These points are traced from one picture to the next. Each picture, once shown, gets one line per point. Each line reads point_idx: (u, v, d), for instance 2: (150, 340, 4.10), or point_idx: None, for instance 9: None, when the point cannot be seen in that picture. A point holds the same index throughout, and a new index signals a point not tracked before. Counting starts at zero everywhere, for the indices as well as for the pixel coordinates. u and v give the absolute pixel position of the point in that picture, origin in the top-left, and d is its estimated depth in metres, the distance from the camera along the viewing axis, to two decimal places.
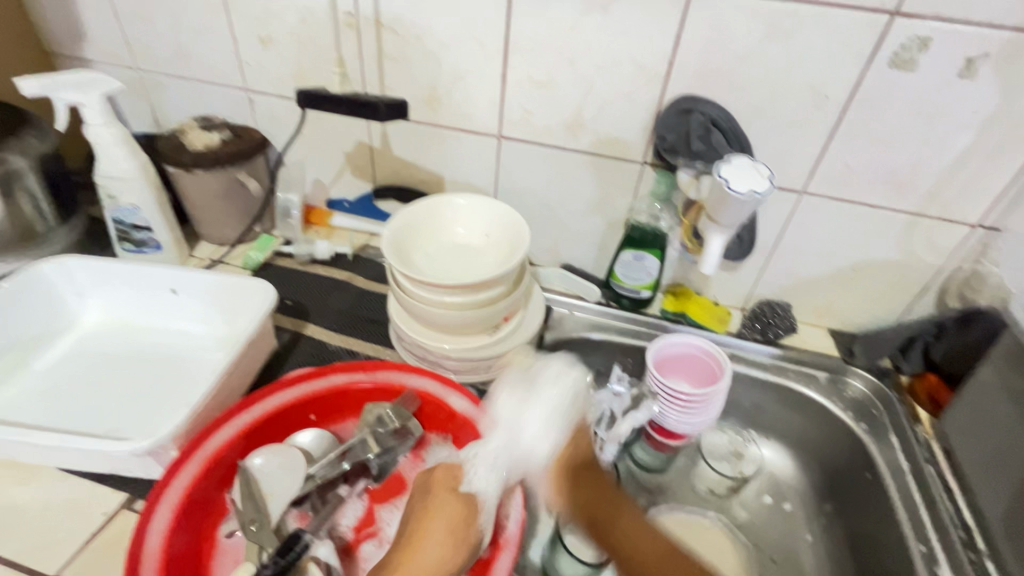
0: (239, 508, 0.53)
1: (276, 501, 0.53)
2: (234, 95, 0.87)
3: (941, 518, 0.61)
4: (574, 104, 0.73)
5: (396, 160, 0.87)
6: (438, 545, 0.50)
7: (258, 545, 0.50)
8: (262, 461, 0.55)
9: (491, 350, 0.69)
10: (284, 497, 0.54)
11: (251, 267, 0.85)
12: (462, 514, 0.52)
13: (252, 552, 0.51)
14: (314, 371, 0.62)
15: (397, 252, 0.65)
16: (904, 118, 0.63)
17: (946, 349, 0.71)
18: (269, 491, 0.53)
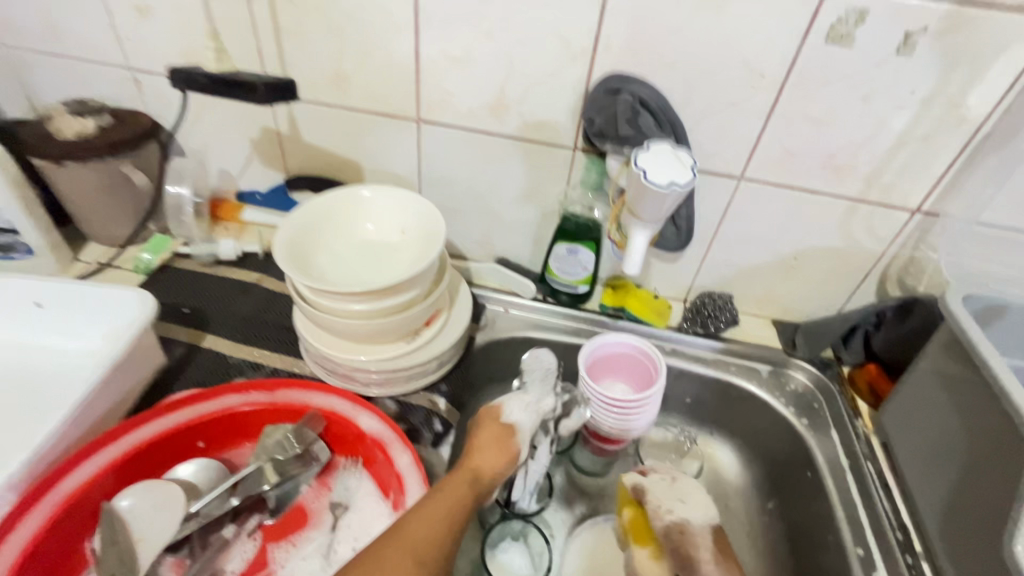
0: (101, 559, 0.46)
1: (146, 547, 0.46)
2: (115, 74, 0.76)
3: (877, 517, 0.59)
4: (496, 84, 0.66)
5: (308, 148, 0.78)
6: (500, 452, 0.54)
7: None
8: (130, 503, 0.48)
9: (411, 358, 0.63)
10: (155, 543, 0.47)
11: (145, 271, 0.75)
12: (508, 436, 0.55)
13: None
14: (200, 394, 0.55)
15: (295, 254, 0.57)
16: (843, 97, 0.59)
17: (887, 340, 0.69)
18: (137, 534, 0.46)
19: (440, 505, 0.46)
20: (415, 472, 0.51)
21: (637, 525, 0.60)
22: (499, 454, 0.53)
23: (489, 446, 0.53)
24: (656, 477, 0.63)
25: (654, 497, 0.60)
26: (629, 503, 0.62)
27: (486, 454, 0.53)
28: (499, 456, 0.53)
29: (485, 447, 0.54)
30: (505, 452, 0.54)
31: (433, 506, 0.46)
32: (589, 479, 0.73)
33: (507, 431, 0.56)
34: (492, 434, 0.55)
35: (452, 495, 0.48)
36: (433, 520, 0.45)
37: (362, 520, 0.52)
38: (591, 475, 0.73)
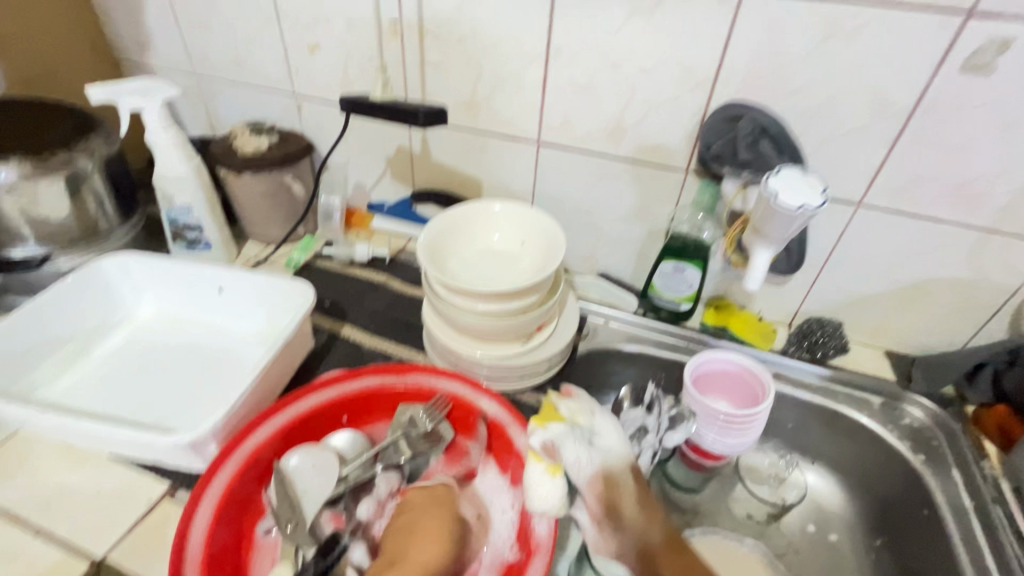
0: (275, 507, 0.54)
1: (309, 500, 0.55)
2: (283, 100, 0.90)
3: (1007, 563, 0.56)
4: (615, 110, 0.71)
5: (435, 165, 0.88)
6: (434, 528, 0.50)
7: (294, 544, 0.52)
8: (298, 460, 0.57)
9: (524, 359, 0.68)
10: (317, 497, 0.55)
11: (293, 267, 0.87)
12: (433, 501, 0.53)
13: (289, 551, 0.52)
14: (348, 373, 0.63)
15: (434, 257, 0.65)
16: (979, 127, 0.58)
17: (1019, 379, 0.64)
18: (303, 488, 0.55)
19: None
20: None
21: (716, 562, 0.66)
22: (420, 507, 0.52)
23: (425, 537, 0.49)
24: (563, 428, 0.55)
25: (565, 452, 0.54)
26: (549, 421, 0.55)
27: (420, 543, 0.48)
28: (430, 544, 0.48)
29: (412, 540, 0.49)
30: (441, 528, 0.50)
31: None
32: (681, 496, 0.74)
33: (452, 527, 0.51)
34: (432, 516, 0.51)
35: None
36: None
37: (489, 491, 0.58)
38: (683, 491, 0.74)
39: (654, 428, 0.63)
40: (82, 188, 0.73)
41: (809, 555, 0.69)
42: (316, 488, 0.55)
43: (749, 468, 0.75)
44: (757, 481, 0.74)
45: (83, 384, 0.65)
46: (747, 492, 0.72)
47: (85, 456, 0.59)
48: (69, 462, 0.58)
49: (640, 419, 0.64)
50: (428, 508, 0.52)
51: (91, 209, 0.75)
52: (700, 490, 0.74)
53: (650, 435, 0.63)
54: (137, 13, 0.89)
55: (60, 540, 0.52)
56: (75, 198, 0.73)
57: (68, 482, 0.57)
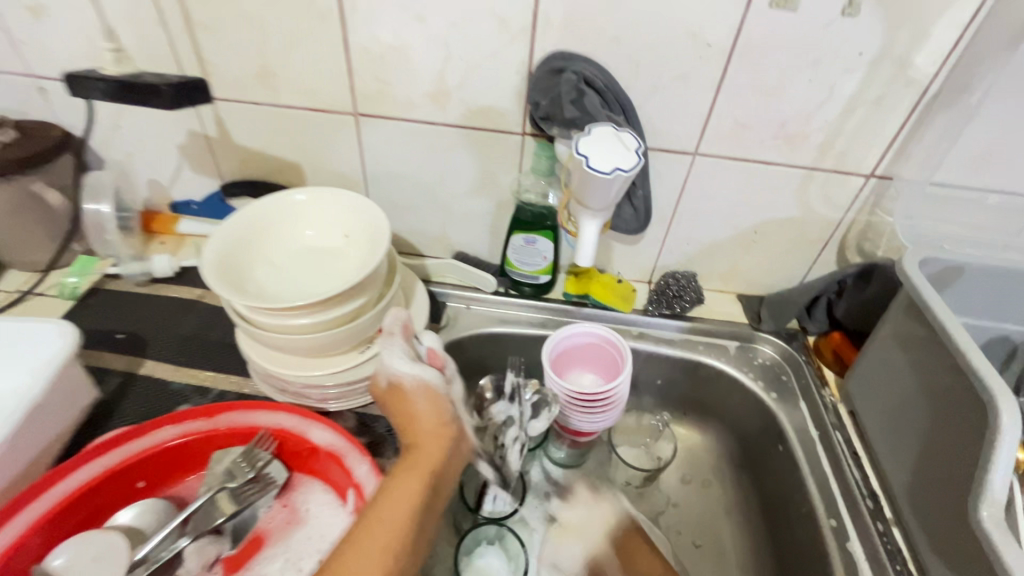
0: None
1: None
2: (16, 83, 0.69)
3: (847, 485, 0.59)
4: (433, 70, 0.62)
5: (241, 150, 0.73)
6: (426, 406, 0.52)
7: None
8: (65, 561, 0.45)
9: (367, 368, 0.60)
10: None
11: (70, 297, 0.69)
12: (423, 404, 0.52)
13: None
14: (132, 431, 0.50)
15: (225, 271, 0.53)
16: (791, 66, 0.57)
17: (848, 307, 0.68)
18: None
19: (395, 504, 0.46)
20: (375, 480, 0.49)
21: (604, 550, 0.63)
22: (418, 419, 0.51)
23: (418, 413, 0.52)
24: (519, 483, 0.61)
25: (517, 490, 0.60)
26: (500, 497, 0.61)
27: (417, 433, 0.51)
28: (428, 423, 0.51)
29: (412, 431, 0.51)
30: (436, 411, 0.52)
31: (397, 505, 0.46)
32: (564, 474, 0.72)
33: (417, 383, 0.53)
34: (419, 397, 0.52)
35: (405, 489, 0.47)
36: (392, 513, 0.45)
37: (321, 528, 0.50)
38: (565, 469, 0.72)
39: (518, 418, 0.61)
40: None
41: (684, 507, 0.71)
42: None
43: (621, 432, 0.75)
44: (630, 446, 0.74)
45: None
46: (623, 460, 0.71)
47: None
48: None
49: (506, 409, 0.61)
50: (414, 410, 0.52)
51: None
52: (580, 465, 0.72)
53: (514, 427, 0.61)
54: None
55: None
56: None
57: None
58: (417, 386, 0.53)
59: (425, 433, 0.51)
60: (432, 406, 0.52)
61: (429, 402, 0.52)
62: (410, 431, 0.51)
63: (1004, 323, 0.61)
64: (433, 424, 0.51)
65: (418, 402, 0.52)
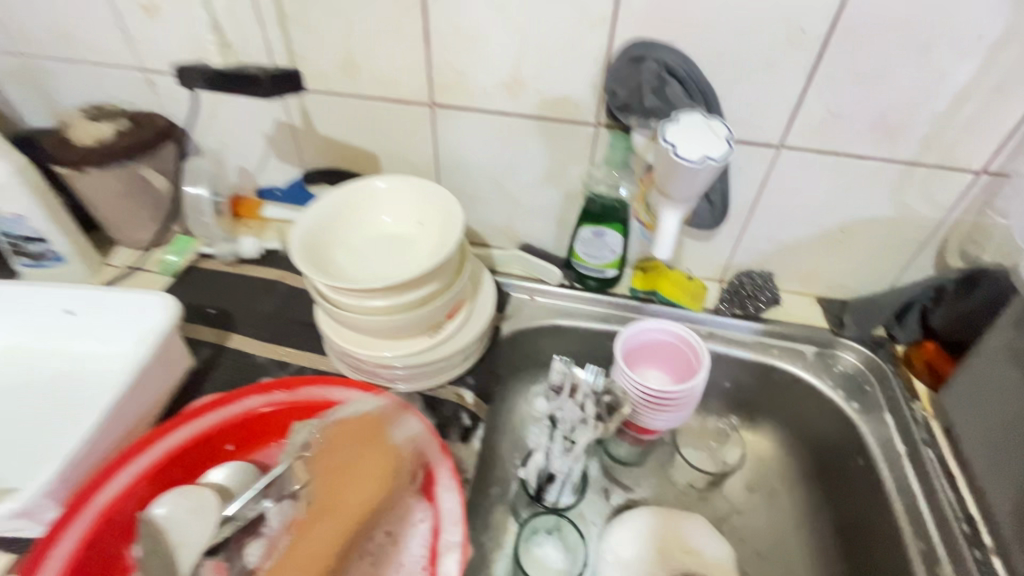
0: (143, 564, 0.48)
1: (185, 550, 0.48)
2: (130, 77, 0.76)
3: (939, 507, 0.55)
4: (510, 60, 0.62)
5: (322, 140, 0.76)
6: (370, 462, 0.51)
7: None
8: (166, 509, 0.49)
9: (436, 352, 0.61)
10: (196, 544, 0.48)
11: (170, 273, 0.76)
12: (379, 451, 0.52)
13: None
14: (224, 397, 0.54)
15: (311, 254, 0.55)
16: (895, 50, 0.53)
17: (946, 316, 0.63)
18: (177, 540, 0.48)
19: (308, 551, 0.47)
20: (444, 460, 0.51)
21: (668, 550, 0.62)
22: (369, 472, 0.50)
23: (353, 480, 0.50)
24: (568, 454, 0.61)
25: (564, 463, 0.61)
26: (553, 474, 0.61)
27: (346, 489, 0.50)
28: (365, 480, 0.50)
29: (342, 490, 0.50)
30: (380, 477, 0.50)
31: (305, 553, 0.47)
32: (623, 470, 0.71)
33: (383, 436, 0.52)
34: (373, 452, 0.51)
35: (325, 533, 0.47)
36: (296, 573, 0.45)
37: (389, 503, 0.52)
38: (624, 465, 0.71)
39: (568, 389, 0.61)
40: None
41: (750, 515, 0.68)
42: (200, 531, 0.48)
43: (686, 433, 0.73)
44: (694, 447, 0.71)
45: None
46: (687, 461, 0.69)
47: None
48: None
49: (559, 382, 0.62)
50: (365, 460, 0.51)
51: None
52: (641, 462, 0.71)
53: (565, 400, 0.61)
54: None
55: None
56: None
57: None
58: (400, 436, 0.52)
59: (361, 490, 0.50)
60: (380, 465, 0.51)
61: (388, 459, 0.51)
62: (341, 493, 0.50)
63: None
64: (366, 484, 0.50)
65: (377, 452, 0.51)
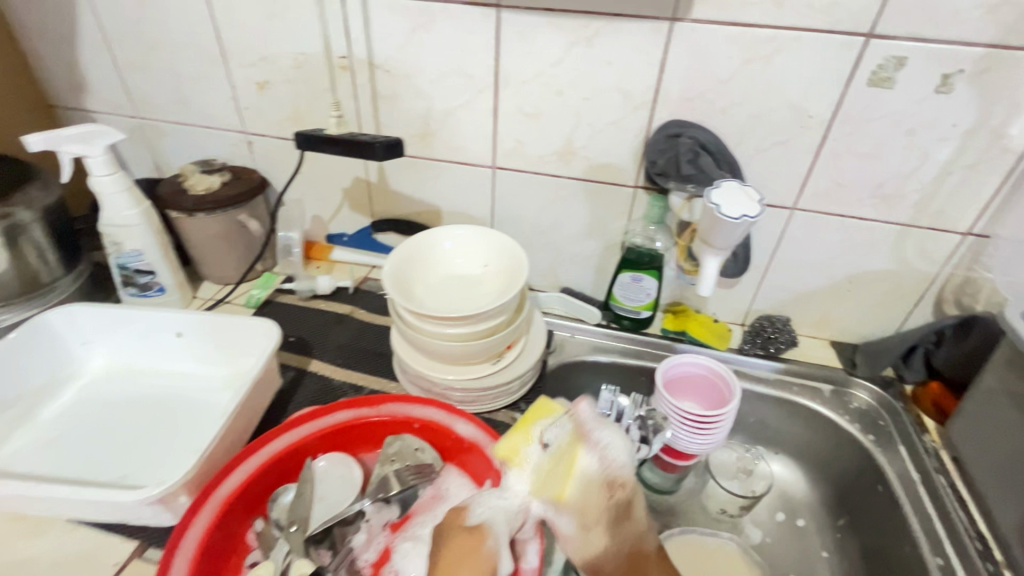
0: (274, 519, 0.57)
1: (321, 505, 0.58)
2: (233, 138, 0.89)
3: (954, 528, 0.61)
4: (564, 132, 0.75)
5: (393, 194, 0.88)
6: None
7: (286, 545, 0.53)
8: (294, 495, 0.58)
9: (496, 378, 0.70)
10: (328, 504, 0.58)
11: (253, 305, 0.86)
12: (475, 541, 0.46)
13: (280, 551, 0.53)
14: (321, 409, 0.62)
15: (399, 286, 0.65)
16: (886, 133, 0.65)
17: (947, 357, 0.71)
18: (320, 495, 0.58)
19: None
20: None
21: (562, 462, 0.49)
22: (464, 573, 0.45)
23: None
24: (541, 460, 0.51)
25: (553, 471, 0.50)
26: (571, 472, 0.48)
27: None
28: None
29: None
30: None
31: None
32: (658, 497, 0.77)
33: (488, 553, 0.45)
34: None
35: None
36: None
37: None
38: (659, 492, 0.76)
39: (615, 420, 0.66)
40: (20, 240, 0.71)
41: (778, 541, 0.73)
42: (312, 516, 0.56)
43: (718, 464, 0.77)
44: (727, 478, 0.76)
45: (35, 447, 0.62)
46: (720, 489, 0.75)
47: (44, 523, 0.56)
48: (25, 532, 0.55)
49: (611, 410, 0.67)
50: (453, 555, 0.46)
51: (32, 260, 0.73)
52: (675, 490, 0.76)
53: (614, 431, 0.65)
54: (74, 60, 0.86)
55: None
56: (13, 251, 0.71)
57: (25, 554, 0.54)
58: (475, 524, 0.47)
59: None
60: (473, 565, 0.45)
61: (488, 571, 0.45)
62: None
63: None
64: None
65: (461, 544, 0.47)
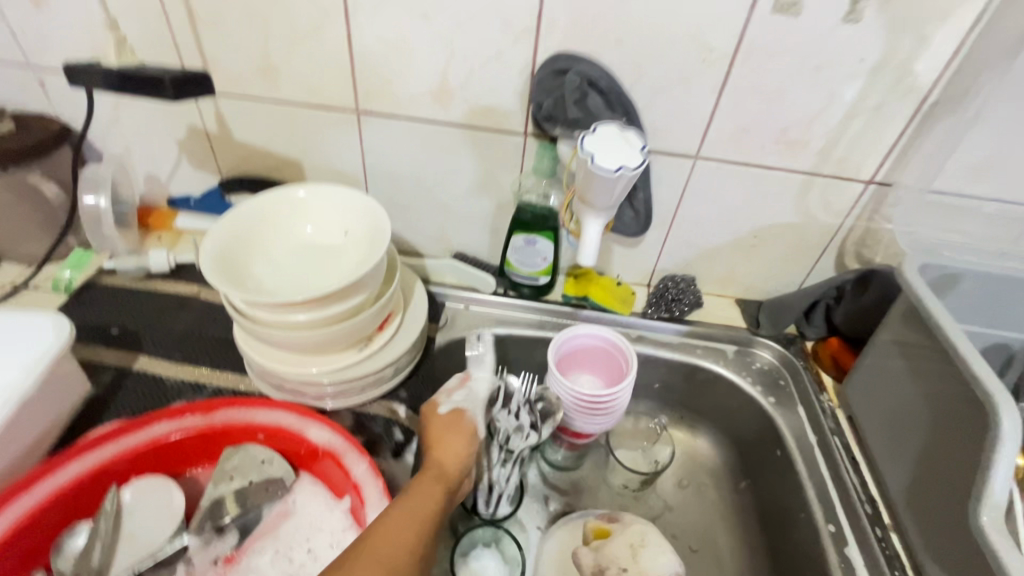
0: (60, 568, 0.46)
1: (132, 544, 0.47)
2: (13, 74, 0.68)
3: (846, 492, 0.59)
4: (436, 68, 0.62)
5: (240, 146, 0.72)
6: (459, 443, 0.55)
7: None
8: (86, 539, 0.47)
9: (365, 367, 0.59)
10: (141, 542, 0.47)
11: (65, 291, 0.69)
12: (459, 421, 0.57)
13: None
14: (126, 425, 0.50)
15: (225, 265, 0.52)
16: (792, 71, 0.57)
17: (846, 313, 0.69)
18: (128, 530, 0.48)
19: (421, 510, 0.47)
20: (373, 481, 0.49)
21: None
22: (462, 441, 0.55)
23: (457, 442, 0.55)
24: None
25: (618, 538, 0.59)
26: None
27: (448, 465, 0.53)
28: (460, 463, 0.54)
29: (444, 460, 0.53)
30: (464, 461, 0.54)
31: (411, 511, 0.47)
32: (560, 475, 0.72)
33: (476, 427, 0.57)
34: (456, 444, 0.54)
35: (425, 498, 0.48)
36: (412, 526, 0.46)
37: (311, 520, 0.50)
38: (560, 470, 0.72)
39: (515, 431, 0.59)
40: None
41: (682, 511, 0.70)
42: (114, 562, 0.46)
43: (620, 435, 0.74)
44: (629, 449, 0.73)
45: None
46: (621, 463, 0.71)
47: None
48: None
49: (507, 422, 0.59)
50: (456, 433, 0.56)
51: None
52: (578, 466, 0.72)
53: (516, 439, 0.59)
54: None
55: None
56: None
57: None
58: (453, 411, 0.57)
59: (456, 455, 0.54)
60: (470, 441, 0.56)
61: (481, 437, 0.57)
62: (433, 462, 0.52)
63: (1001, 329, 0.62)
64: (461, 453, 0.54)
65: (467, 429, 0.56)
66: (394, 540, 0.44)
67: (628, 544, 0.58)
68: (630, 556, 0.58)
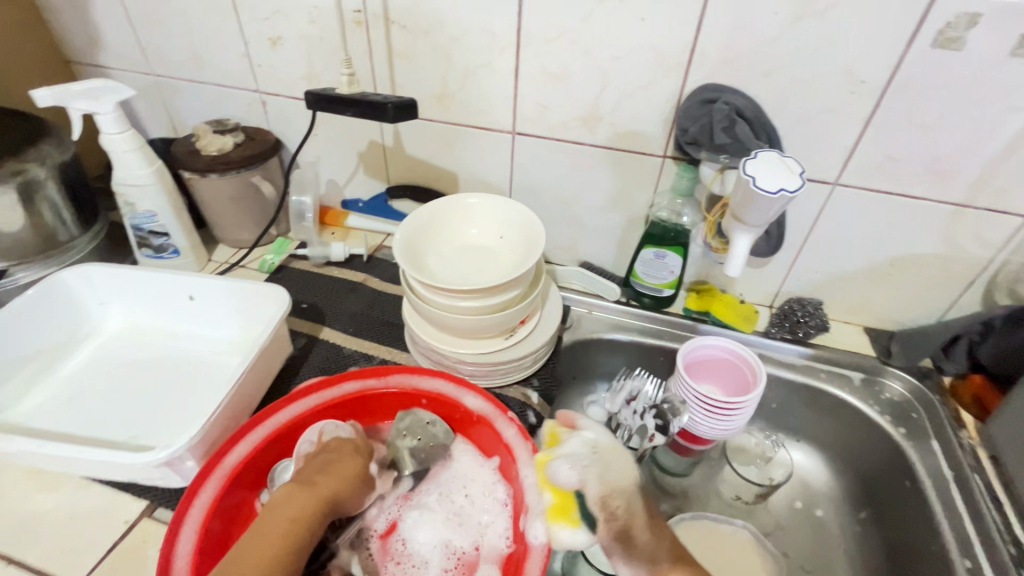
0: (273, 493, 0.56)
1: None
2: (246, 97, 0.86)
3: (986, 528, 0.58)
4: (590, 96, 0.70)
5: (408, 159, 0.85)
6: (342, 468, 0.52)
7: None
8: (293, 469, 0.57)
9: (509, 354, 0.67)
10: None
11: (266, 270, 0.85)
12: (360, 452, 0.54)
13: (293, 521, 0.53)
14: (327, 380, 0.62)
15: (410, 255, 0.63)
16: (947, 103, 0.58)
17: (994, 351, 0.66)
18: None
19: (325, 489, 0.49)
20: (522, 442, 0.57)
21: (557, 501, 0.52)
22: (349, 468, 0.52)
23: (339, 466, 0.52)
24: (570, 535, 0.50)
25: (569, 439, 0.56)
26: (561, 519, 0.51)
27: (328, 478, 0.50)
28: (339, 480, 0.50)
29: (327, 474, 0.51)
30: (347, 484, 0.51)
31: (326, 486, 0.49)
32: (670, 479, 0.75)
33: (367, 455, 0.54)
34: (345, 464, 0.52)
35: (311, 491, 0.48)
36: (292, 510, 0.46)
37: (466, 473, 0.59)
38: (671, 475, 0.75)
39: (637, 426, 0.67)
40: (36, 197, 0.70)
41: (796, 532, 0.71)
42: None
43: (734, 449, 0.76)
44: (743, 463, 0.74)
45: (50, 404, 0.63)
46: (736, 474, 0.73)
47: (58, 480, 0.58)
48: (40, 487, 0.57)
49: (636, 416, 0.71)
50: (348, 457, 0.53)
51: (48, 218, 0.73)
52: (689, 473, 0.75)
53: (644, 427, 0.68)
54: (87, 13, 0.84)
55: (36, 566, 0.51)
56: (29, 207, 0.70)
57: (39, 507, 0.56)
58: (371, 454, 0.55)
59: (340, 476, 0.51)
60: (356, 470, 0.53)
61: (367, 472, 0.53)
62: (324, 469, 0.51)
63: None
64: (343, 473, 0.51)
65: (360, 456, 0.54)
66: (280, 518, 0.46)
67: (584, 444, 0.55)
68: (588, 454, 0.55)
